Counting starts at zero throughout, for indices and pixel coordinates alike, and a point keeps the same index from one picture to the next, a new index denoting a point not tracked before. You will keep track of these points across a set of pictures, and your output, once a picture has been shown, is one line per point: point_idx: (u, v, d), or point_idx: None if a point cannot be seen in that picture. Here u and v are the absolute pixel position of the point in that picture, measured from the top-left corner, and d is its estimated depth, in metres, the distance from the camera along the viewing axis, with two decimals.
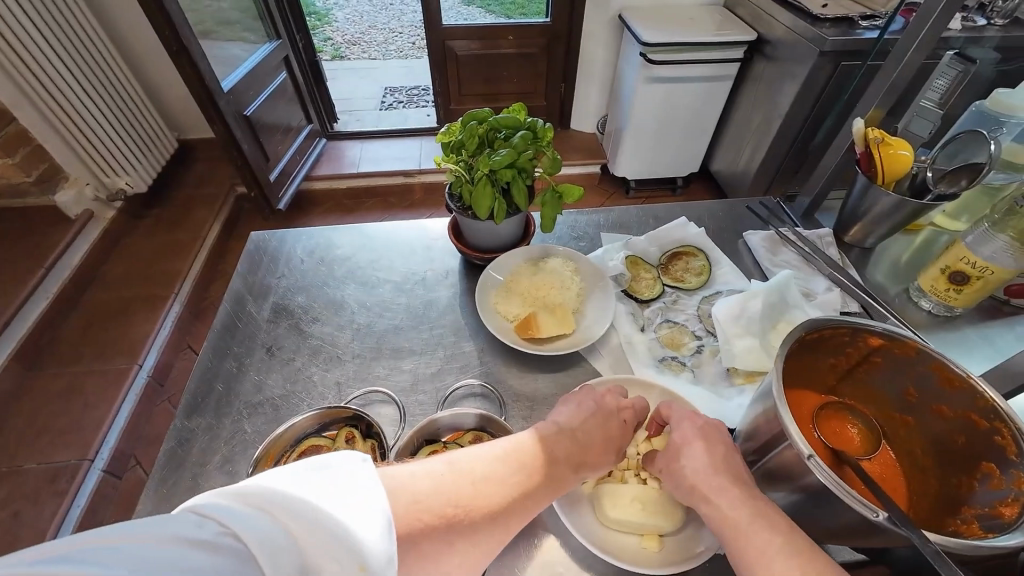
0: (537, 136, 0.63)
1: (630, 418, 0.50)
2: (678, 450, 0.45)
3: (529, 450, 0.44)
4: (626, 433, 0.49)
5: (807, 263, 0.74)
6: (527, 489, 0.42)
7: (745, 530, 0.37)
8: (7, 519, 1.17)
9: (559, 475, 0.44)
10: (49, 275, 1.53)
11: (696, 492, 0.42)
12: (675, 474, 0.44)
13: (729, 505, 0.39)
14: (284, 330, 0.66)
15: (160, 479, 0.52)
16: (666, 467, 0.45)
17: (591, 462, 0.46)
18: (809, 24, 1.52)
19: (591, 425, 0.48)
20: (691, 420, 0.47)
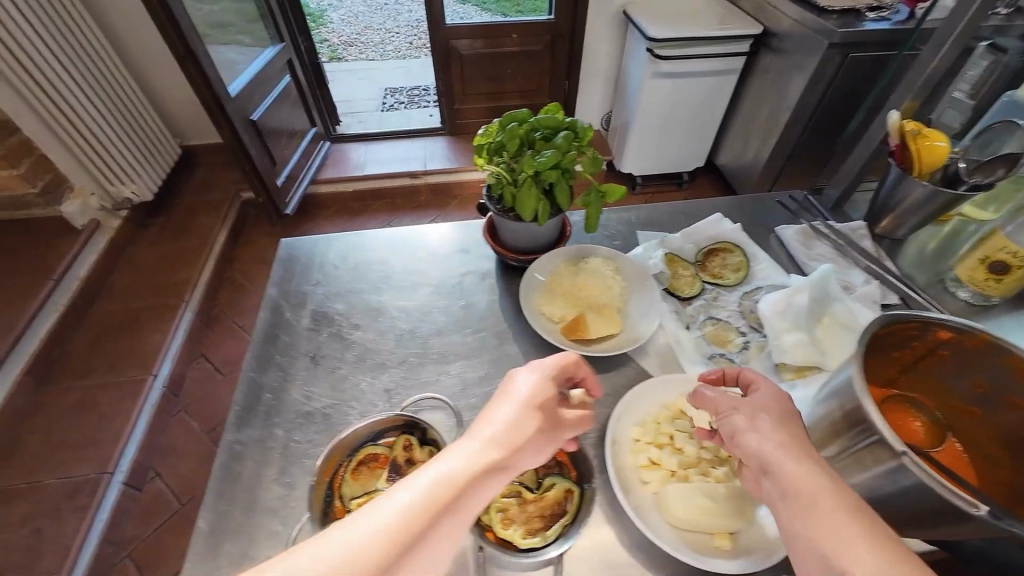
0: (578, 135, 0.62)
1: (550, 390, 0.45)
2: (759, 410, 0.42)
3: (449, 455, 0.38)
4: (552, 404, 0.45)
5: (841, 255, 0.74)
6: (457, 499, 0.36)
7: (819, 500, 0.34)
8: (29, 536, 1.14)
9: (491, 470, 0.38)
10: (58, 287, 1.51)
11: (773, 450, 0.38)
12: (760, 427, 0.40)
13: (804, 468, 0.36)
14: (326, 338, 0.66)
15: (218, 493, 0.51)
16: (747, 415, 0.42)
17: (522, 444, 0.41)
18: (817, 16, 1.52)
19: (512, 407, 0.42)
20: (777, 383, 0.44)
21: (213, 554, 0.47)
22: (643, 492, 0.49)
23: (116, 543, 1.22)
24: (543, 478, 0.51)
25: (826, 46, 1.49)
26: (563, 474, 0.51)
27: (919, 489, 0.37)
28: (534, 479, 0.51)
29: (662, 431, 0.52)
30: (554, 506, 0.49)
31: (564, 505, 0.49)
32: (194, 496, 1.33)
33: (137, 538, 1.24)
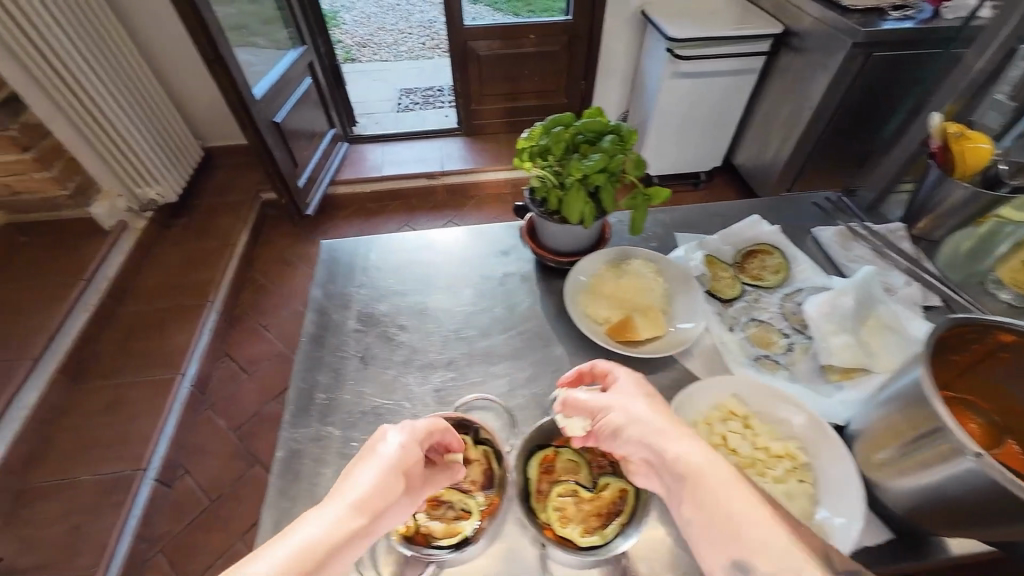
0: (622, 139, 0.63)
1: (418, 450, 0.47)
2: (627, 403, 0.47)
3: (309, 524, 0.38)
4: (419, 464, 0.46)
5: (880, 257, 0.74)
6: (318, 569, 0.35)
7: (701, 479, 0.40)
8: (67, 532, 1.16)
9: (353, 535, 0.38)
10: (88, 287, 1.53)
11: (656, 442, 0.43)
12: (636, 421, 0.46)
13: (692, 449, 0.42)
14: (373, 339, 0.67)
15: (280, 490, 0.53)
16: (620, 412, 0.47)
17: (386, 507, 0.42)
18: (839, 14, 1.52)
19: (376, 470, 0.43)
20: (636, 381, 0.51)
21: None
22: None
23: (149, 538, 1.24)
24: (598, 478, 0.52)
25: (849, 46, 1.48)
26: (616, 474, 0.52)
27: (982, 488, 0.38)
28: (589, 478, 0.52)
29: (716, 432, 0.53)
30: (609, 505, 0.50)
31: (620, 504, 0.49)
32: (223, 493, 1.35)
33: (169, 533, 1.27)
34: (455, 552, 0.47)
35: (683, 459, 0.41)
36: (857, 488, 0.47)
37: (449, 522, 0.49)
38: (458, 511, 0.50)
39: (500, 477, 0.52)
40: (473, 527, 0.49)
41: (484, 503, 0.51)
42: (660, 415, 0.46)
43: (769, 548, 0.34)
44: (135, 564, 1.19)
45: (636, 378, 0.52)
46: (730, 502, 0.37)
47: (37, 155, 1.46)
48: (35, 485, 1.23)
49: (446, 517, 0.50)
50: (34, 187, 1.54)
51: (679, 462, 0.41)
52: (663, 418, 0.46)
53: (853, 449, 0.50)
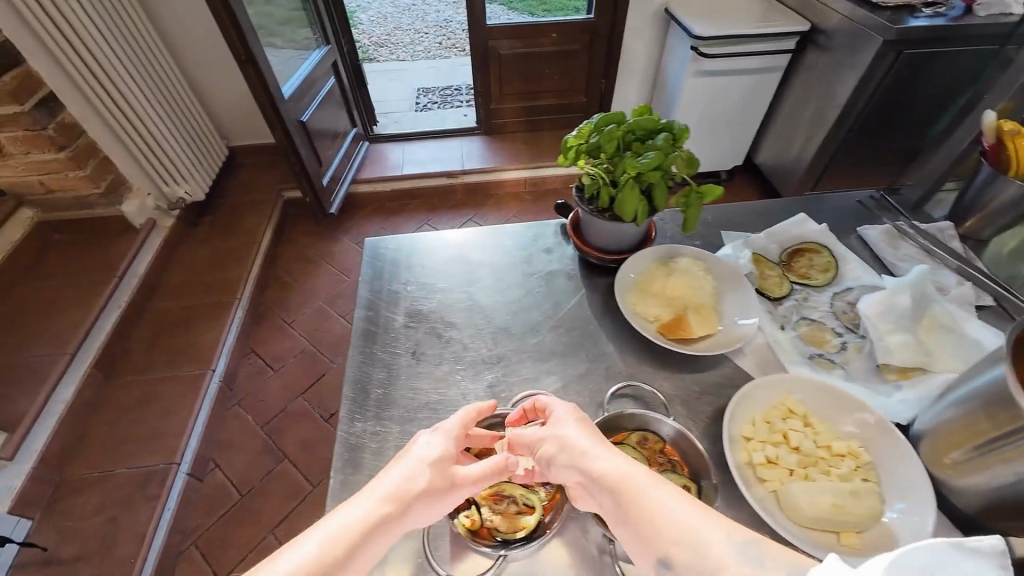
0: (674, 137, 0.63)
1: (451, 449, 0.49)
2: (561, 428, 0.48)
3: (343, 513, 0.40)
4: (451, 462, 0.48)
5: (928, 256, 0.74)
6: (345, 559, 0.38)
7: (620, 492, 0.40)
8: (104, 524, 1.18)
9: (380, 527, 0.41)
10: (120, 284, 1.55)
11: (584, 463, 0.44)
12: (567, 446, 0.46)
13: (621, 463, 0.42)
14: (423, 335, 0.68)
15: (343, 483, 0.53)
16: (552, 440, 0.47)
17: (413, 503, 0.43)
18: (870, 12, 1.50)
19: (407, 467, 0.45)
20: (570, 406, 0.51)
21: None
22: (761, 492, 0.49)
23: (182, 531, 1.26)
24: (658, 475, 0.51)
25: (879, 43, 1.47)
26: (676, 470, 0.52)
27: None
28: None
29: (776, 430, 0.53)
30: None
31: None
32: (253, 487, 1.36)
33: (202, 526, 1.28)
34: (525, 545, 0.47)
35: (609, 474, 0.41)
36: (927, 486, 0.46)
37: (514, 516, 0.50)
38: (523, 505, 0.51)
39: None
40: (538, 521, 0.50)
41: (547, 498, 0.52)
42: (590, 436, 0.46)
43: (685, 537, 0.34)
44: (169, 556, 1.20)
45: (569, 403, 0.52)
46: (654, 503, 0.37)
47: (72, 154, 1.48)
48: (72, 477, 1.24)
49: (511, 511, 0.50)
50: (68, 186, 1.55)
51: (605, 475, 0.42)
52: (593, 438, 0.46)
53: (919, 449, 0.50)
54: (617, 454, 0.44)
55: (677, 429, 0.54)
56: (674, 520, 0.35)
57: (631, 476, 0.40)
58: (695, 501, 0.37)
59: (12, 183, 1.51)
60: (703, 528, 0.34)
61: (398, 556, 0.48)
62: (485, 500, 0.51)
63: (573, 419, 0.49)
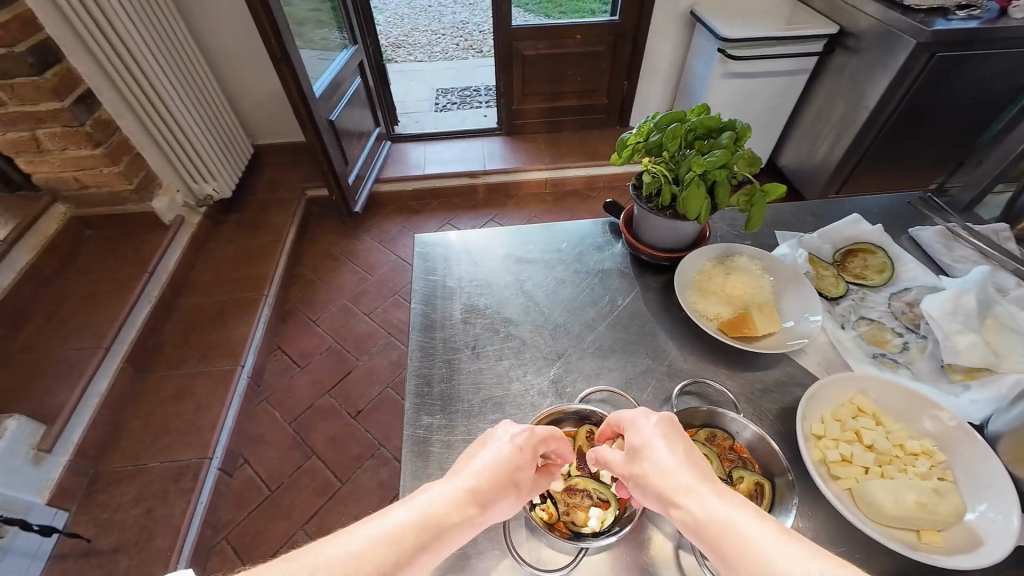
0: (738, 136, 0.63)
1: (533, 447, 0.48)
2: (642, 451, 0.46)
3: (433, 493, 0.42)
4: (532, 467, 0.46)
5: (985, 258, 0.74)
6: (437, 535, 0.39)
7: (712, 529, 0.38)
8: (141, 516, 1.19)
9: (466, 518, 0.41)
10: (151, 279, 1.56)
11: (667, 495, 0.42)
12: (649, 473, 0.44)
13: (706, 496, 0.40)
14: (481, 330, 0.68)
15: (416, 475, 0.54)
16: (633, 469, 0.46)
17: (494, 497, 0.44)
18: (902, 14, 1.49)
19: (492, 459, 0.45)
20: (647, 418, 0.48)
21: None
22: (837, 488, 0.49)
23: (215, 525, 1.27)
24: (731, 471, 0.52)
25: (912, 46, 1.46)
26: (748, 467, 0.52)
27: None
28: (722, 471, 0.52)
29: (848, 428, 0.53)
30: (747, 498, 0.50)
31: (758, 496, 0.50)
32: (283, 483, 1.37)
33: (233, 521, 1.29)
34: (603, 539, 0.47)
35: (692, 506, 0.40)
36: (1007, 485, 0.46)
37: (588, 511, 0.50)
38: (596, 500, 0.51)
39: None
40: (613, 515, 0.50)
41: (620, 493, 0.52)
42: (674, 459, 0.44)
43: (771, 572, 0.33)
44: (203, 549, 1.21)
45: (644, 412, 0.49)
46: (741, 537, 0.36)
47: (106, 151, 1.49)
48: (109, 470, 1.26)
49: (586, 505, 0.50)
50: (101, 181, 1.56)
51: (686, 507, 0.40)
52: (677, 458, 0.44)
53: (997, 448, 0.50)
54: (702, 482, 0.41)
55: (757, 434, 0.53)
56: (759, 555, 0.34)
57: (716, 509, 0.38)
58: (790, 533, 0.35)
59: (48, 180, 1.53)
60: (791, 566, 0.32)
61: (478, 552, 0.48)
62: (559, 495, 0.51)
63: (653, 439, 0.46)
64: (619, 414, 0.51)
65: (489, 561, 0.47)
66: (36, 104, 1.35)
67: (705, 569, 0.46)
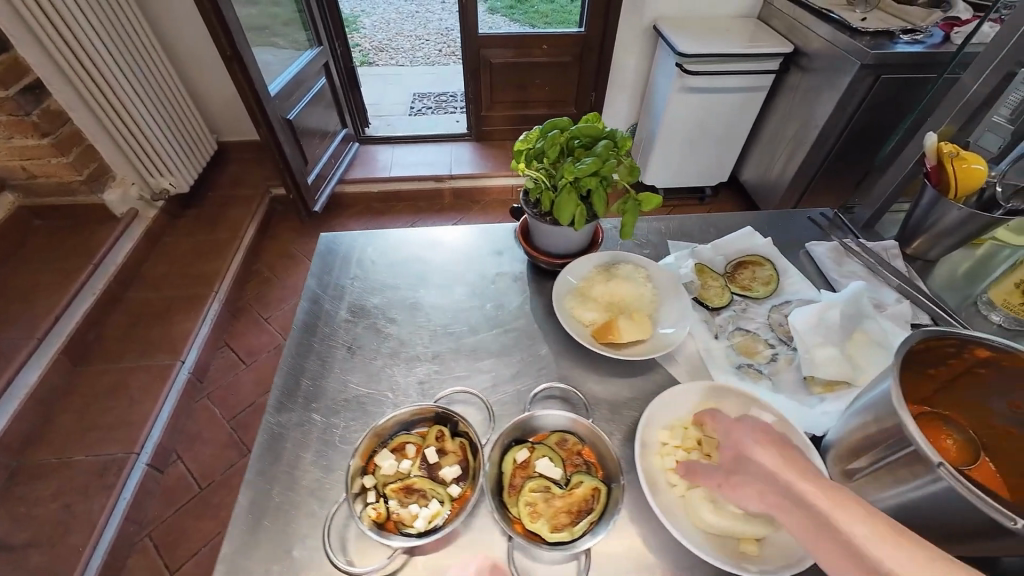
0: (617, 145, 0.64)
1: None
2: (742, 458, 0.45)
3: None
4: None
5: (872, 274, 0.75)
6: None
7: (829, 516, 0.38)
8: (58, 511, 1.14)
9: None
10: (96, 272, 1.52)
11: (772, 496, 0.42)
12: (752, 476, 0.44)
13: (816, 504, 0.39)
14: (362, 330, 0.68)
15: (258, 471, 0.53)
16: (732, 473, 0.46)
17: None
18: (849, 36, 1.52)
19: None
20: (746, 424, 0.48)
21: (252, 536, 0.49)
22: (669, 480, 0.51)
23: (139, 521, 1.22)
24: (571, 475, 0.52)
25: (857, 67, 1.48)
26: (591, 473, 0.53)
27: (954, 500, 0.37)
28: (563, 475, 0.52)
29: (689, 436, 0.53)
30: (581, 503, 0.50)
31: (591, 502, 0.50)
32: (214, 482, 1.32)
33: (158, 519, 1.24)
34: (424, 539, 0.47)
35: (805, 506, 0.39)
36: None
37: (418, 511, 0.49)
38: (431, 500, 0.50)
39: (475, 470, 0.52)
40: (442, 516, 0.49)
41: (457, 493, 0.51)
42: (771, 465, 0.43)
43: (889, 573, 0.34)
44: (123, 547, 1.17)
45: (741, 422, 0.49)
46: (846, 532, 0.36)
47: (54, 141, 1.47)
48: (32, 463, 1.21)
49: (420, 505, 0.50)
50: (49, 172, 1.54)
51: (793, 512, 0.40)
52: (778, 461, 0.43)
53: (827, 460, 0.49)
54: (805, 487, 0.40)
55: (602, 439, 0.54)
56: (876, 563, 0.35)
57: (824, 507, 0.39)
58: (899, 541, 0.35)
59: None
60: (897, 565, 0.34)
61: (305, 549, 0.48)
62: (394, 493, 0.51)
63: (755, 445, 0.45)
64: (714, 416, 0.51)
65: (316, 567, 0.47)
66: None
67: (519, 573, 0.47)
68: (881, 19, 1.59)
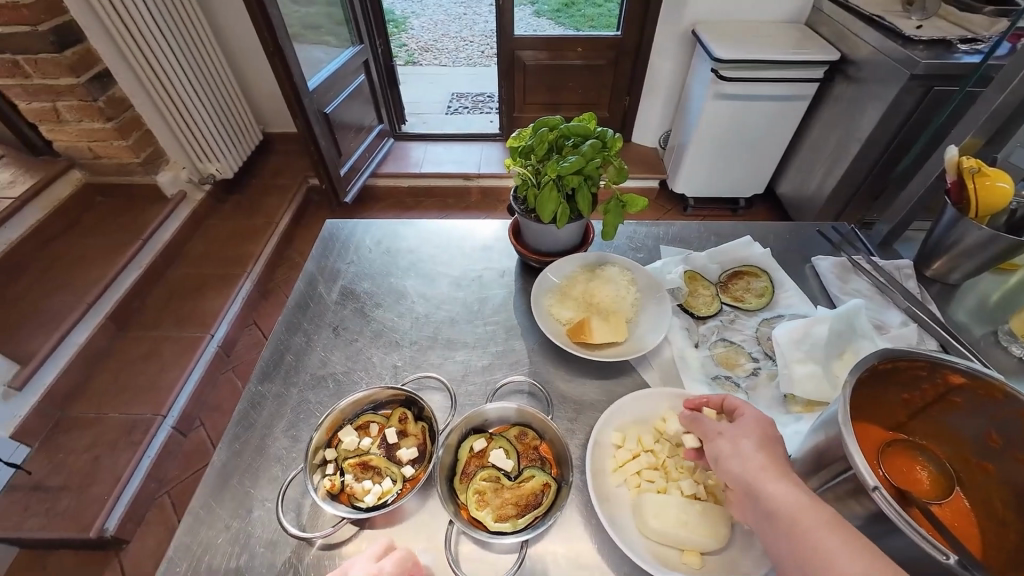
0: (605, 145, 0.64)
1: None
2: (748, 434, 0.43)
3: None
4: None
5: (880, 293, 0.71)
6: None
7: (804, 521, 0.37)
8: (89, 462, 1.22)
9: None
10: (144, 247, 1.64)
11: (755, 472, 0.40)
12: (745, 449, 0.42)
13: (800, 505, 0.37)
14: (349, 312, 0.71)
15: (234, 435, 0.57)
16: (731, 442, 0.44)
17: None
18: (900, 44, 1.42)
19: None
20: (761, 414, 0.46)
21: (219, 496, 0.52)
22: (616, 478, 0.51)
23: (160, 480, 1.28)
24: (524, 468, 0.52)
25: (906, 78, 1.38)
26: (544, 468, 0.53)
27: (900, 536, 0.35)
28: (515, 468, 0.53)
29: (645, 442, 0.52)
30: (529, 496, 0.50)
31: (540, 497, 0.50)
32: None
33: (178, 479, 1.31)
34: (371, 514, 0.49)
35: (779, 490, 0.39)
36: None
37: (371, 486, 0.51)
38: (384, 478, 0.52)
39: (431, 453, 0.54)
40: (392, 494, 0.51)
41: (410, 474, 0.53)
42: (764, 451, 0.42)
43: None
44: (142, 502, 1.23)
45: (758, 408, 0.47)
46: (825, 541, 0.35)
47: (116, 125, 1.61)
48: (72, 415, 1.31)
49: (373, 482, 0.52)
50: (112, 153, 1.69)
51: (769, 489, 0.39)
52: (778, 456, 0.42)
53: None
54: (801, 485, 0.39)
55: (557, 435, 0.54)
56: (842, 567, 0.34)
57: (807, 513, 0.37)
58: (856, 547, 0.34)
59: (67, 148, 1.68)
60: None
61: (264, 514, 0.51)
62: (351, 468, 0.53)
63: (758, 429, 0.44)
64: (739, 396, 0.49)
65: (270, 531, 0.50)
66: (56, 79, 1.47)
67: (452, 561, 0.47)
68: (939, 27, 1.47)
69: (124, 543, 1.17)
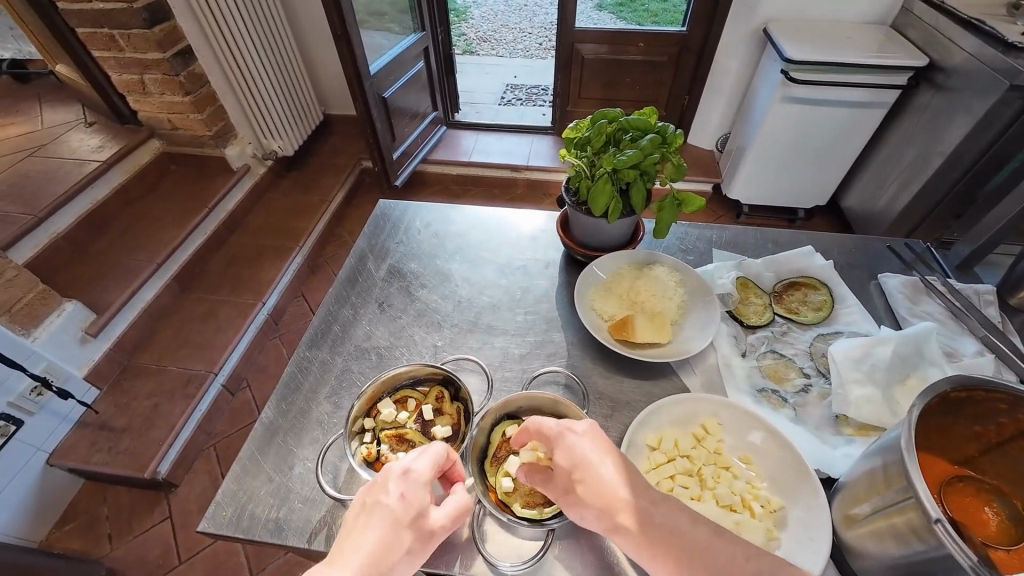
0: (665, 141, 0.62)
1: (431, 474, 0.44)
2: (576, 475, 0.43)
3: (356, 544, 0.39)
4: (428, 488, 0.43)
5: (953, 318, 0.65)
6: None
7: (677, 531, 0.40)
8: (148, 408, 1.32)
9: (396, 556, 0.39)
10: (210, 215, 1.75)
11: (622, 520, 0.40)
12: (591, 496, 0.41)
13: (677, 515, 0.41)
14: (395, 290, 0.73)
15: (282, 395, 0.60)
16: (570, 494, 0.42)
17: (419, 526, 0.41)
18: (1002, 54, 1.27)
19: (400, 483, 0.42)
20: (570, 431, 0.45)
21: (264, 450, 0.55)
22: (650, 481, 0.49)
23: (208, 432, 1.37)
24: None
25: (1005, 88, 1.26)
26: None
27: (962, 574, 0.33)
28: None
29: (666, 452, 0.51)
30: None
31: None
32: None
33: (223, 434, 1.39)
34: None
35: (658, 518, 0.40)
36: (825, 543, 0.43)
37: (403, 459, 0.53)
38: None
39: (464, 434, 0.55)
40: None
41: None
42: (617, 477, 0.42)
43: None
44: (192, 450, 1.32)
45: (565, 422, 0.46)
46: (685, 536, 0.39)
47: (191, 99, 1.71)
48: (137, 363, 1.42)
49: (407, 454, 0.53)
50: (187, 125, 1.81)
51: (657, 535, 0.39)
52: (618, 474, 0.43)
53: (834, 503, 0.45)
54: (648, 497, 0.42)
55: None
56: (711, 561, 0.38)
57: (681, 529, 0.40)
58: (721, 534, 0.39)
59: (149, 118, 1.81)
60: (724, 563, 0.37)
61: (305, 472, 0.53)
62: (387, 439, 0.55)
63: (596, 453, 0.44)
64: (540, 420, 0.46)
65: (308, 490, 0.52)
66: (144, 53, 1.58)
67: (477, 541, 0.48)
68: None
69: (173, 486, 1.27)
